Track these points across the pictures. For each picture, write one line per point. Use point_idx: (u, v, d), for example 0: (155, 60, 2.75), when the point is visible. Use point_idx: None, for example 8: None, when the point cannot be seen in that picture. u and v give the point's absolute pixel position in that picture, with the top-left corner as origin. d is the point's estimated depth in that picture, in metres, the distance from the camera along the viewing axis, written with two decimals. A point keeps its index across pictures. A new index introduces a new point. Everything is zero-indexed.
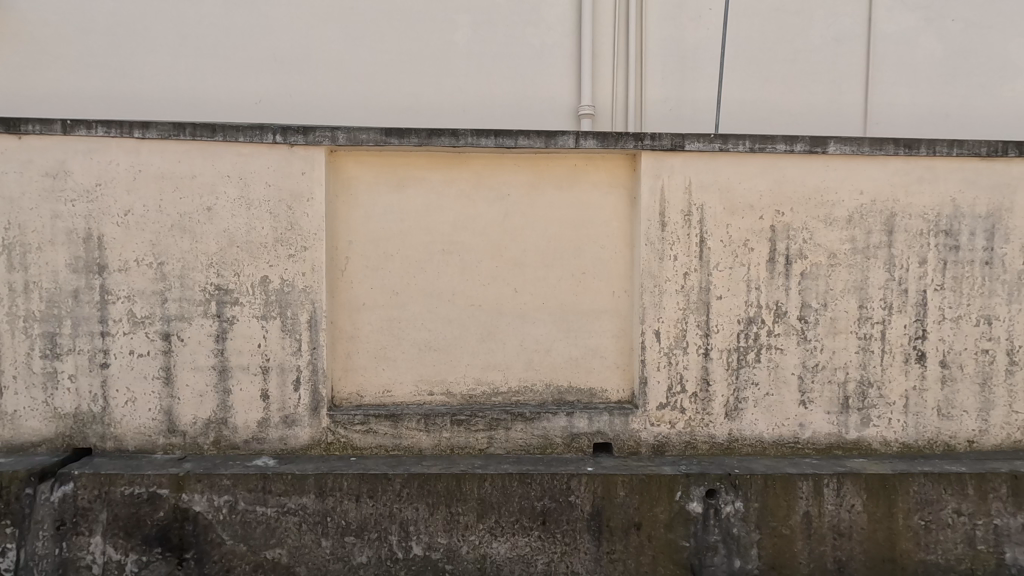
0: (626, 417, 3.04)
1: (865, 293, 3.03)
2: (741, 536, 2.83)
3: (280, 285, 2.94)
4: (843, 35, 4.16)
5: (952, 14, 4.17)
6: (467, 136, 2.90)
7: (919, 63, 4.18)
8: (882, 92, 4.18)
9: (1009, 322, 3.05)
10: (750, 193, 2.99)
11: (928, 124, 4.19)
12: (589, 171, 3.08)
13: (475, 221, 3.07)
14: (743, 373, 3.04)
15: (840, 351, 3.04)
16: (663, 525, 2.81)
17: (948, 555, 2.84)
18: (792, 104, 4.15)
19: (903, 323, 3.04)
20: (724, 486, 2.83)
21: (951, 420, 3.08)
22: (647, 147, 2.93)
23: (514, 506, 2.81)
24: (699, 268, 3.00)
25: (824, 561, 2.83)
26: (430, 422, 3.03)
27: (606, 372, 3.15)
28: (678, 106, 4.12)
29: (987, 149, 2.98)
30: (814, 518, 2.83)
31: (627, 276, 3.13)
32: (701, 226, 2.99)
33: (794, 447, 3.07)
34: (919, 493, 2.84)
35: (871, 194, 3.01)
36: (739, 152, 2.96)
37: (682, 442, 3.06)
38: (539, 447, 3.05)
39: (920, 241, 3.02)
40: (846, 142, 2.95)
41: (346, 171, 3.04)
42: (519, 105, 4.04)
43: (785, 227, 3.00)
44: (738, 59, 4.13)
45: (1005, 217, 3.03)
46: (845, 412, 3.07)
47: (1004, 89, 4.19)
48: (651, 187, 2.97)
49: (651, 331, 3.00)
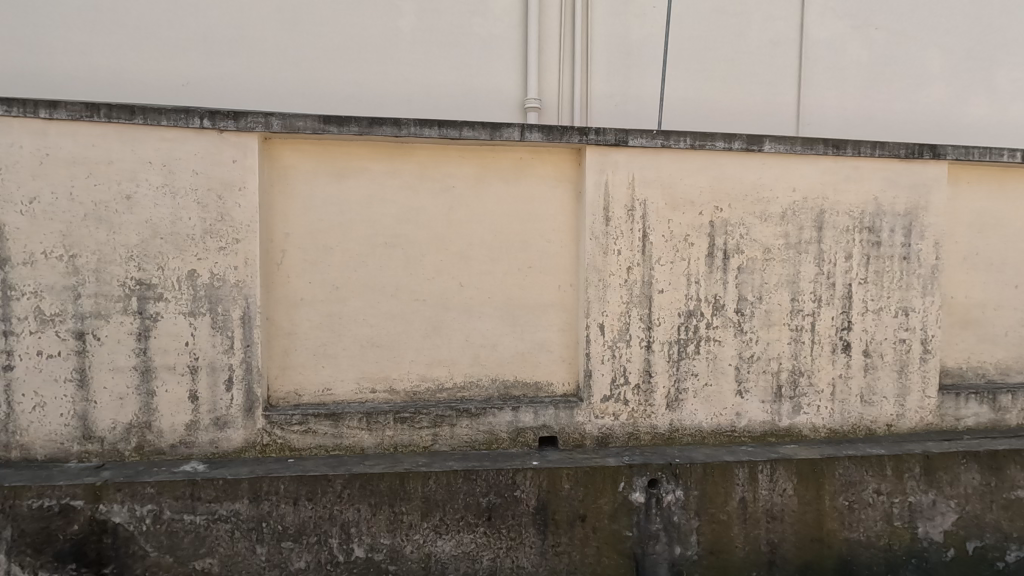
0: (571, 410, 3.06)
1: (797, 286, 3.16)
2: (682, 523, 2.91)
3: (209, 279, 2.77)
4: (778, 38, 4.32)
5: (876, 22, 4.41)
6: (410, 126, 2.81)
7: (847, 67, 4.40)
8: (813, 95, 4.38)
9: (923, 313, 3.27)
10: (691, 189, 3.06)
11: (854, 127, 4.42)
12: (535, 164, 3.06)
13: (420, 214, 2.99)
14: (684, 364, 3.11)
15: (774, 342, 3.17)
16: (607, 516, 2.85)
17: (869, 533, 3.03)
18: (731, 104, 4.29)
19: (830, 314, 3.20)
20: (665, 475, 2.89)
21: (872, 406, 3.28)
22: (592, 142, 2.94)
23: (459, 503, 2.78)
24: (642, 262, 3.04)
25: (759, 544, 2.95)
26: (373, 420, 2.94)
27: (552, 365, 3.15)
28: (623, 101, 4.18)
29: (905, 151, 3.17)
30: (749, 503, 2.94)
31: (572, 270, 3.14)
32: (644, 221, 3.03)
33: (731, 436, 3.19)
34: (844, 475, 3.00)
35: (803, 191, 3.14)
36: (680, 149, 3.02)
37: (625, 433, 3.11)
38: (485, 442, 3.03)
39: (846, 237, 3.18)
40: (780, 141, 3.06)
41: (282, 159, 2.88)
42: (464, 95, 3.98)
43: (723, 222, 3.09)
44: (680, 57, 4.22)
45: (922, 215, 3.24)
46: (778, 400, 3.20)
47: (921, 95, 4.48)
48: (596, 181, 2.98)
49: (596, 325, 3.03)
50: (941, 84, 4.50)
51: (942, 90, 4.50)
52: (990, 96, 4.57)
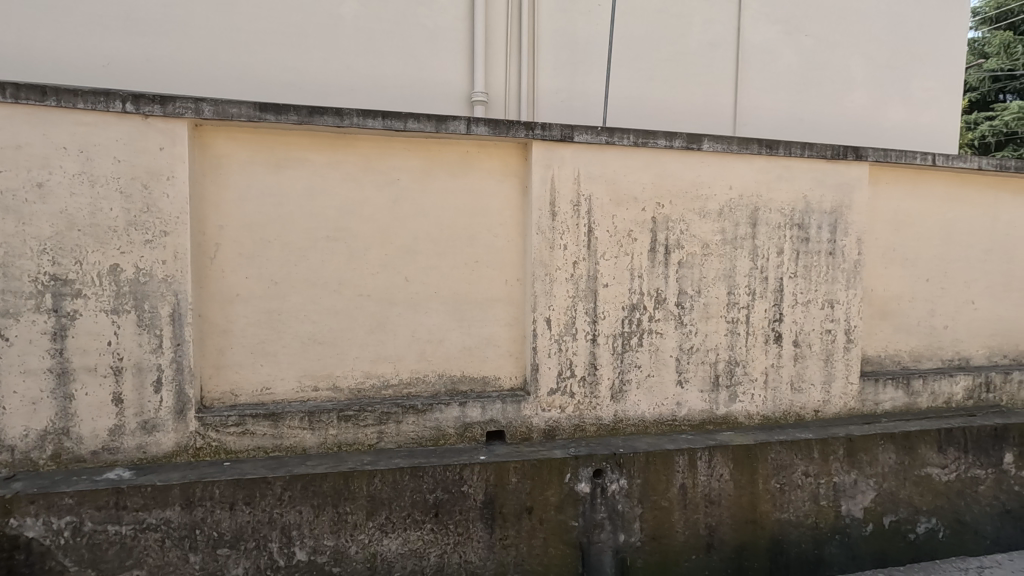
0: (518, 404, 3.08)
1: (733, 280, 3.30)
2: (626, 511, 2.99)
3: (134, 274, 2.60)
4: (717, 40, 4.48)
5: (806, 29, 4.65)
6: (352, 116, 2.72)
7: (780, 71, 4.62)
8: (749, 96, 4.56)
9: (847, 305, 3.49)
10: (635, 185, 3.12)
11: (786, 129, 4.65)
12: (482, 158, 3.03)
13: (363, 207, 2.91)
14: (628, 357, 3.19)
15: (712, 334, 3.30)
16: (554, 507, 2.89)
17: (798, 512, 3.22)
18: (672, 103, 4.42)
19: (764, 307, 3.36)
20: (610, 465, 2.95)
21: (801, 392, 3.47)
22: (538, 137, 2.94)
23: (405, 501, 2.74)
24: (587, 257, 3.09)
25: (698, 528, 3.07)
26: (315, 420, 2.86)
27: (499, 360, 3.16)
28: (569, 98, 4.23)
29: (831, 152, 3.36)
30: (689, 489, 3.06)
31: (519, 265, 3.14)
32: (589, 216, 3.07)
33: (672, 425, 3.30)
34: (776, 459, 3.17)
35: (739, 189, 3.27)
36: (624, 146, 3.07)
37: (571, 425, 3.16)
38: (432, 438, 3.00)
39: (778, 233, 3.34)
40: (718, 140, 3.18)
41: (215, 148, 2.73)
42: (410, 86, 3.92)
43: (664, 218, 3.18)
44: (625, 55, 4.30)
45: (846, 213, 3.44)
46: (715, 389, 3.34)
47: (845, 99, 4.76)
48: (542, 176, 2.99)
49: (542, 319, 3.05)
50: (863, 90, 4.80)
51: (864, 96, 4.80)
52: (905, 103, 4.92)
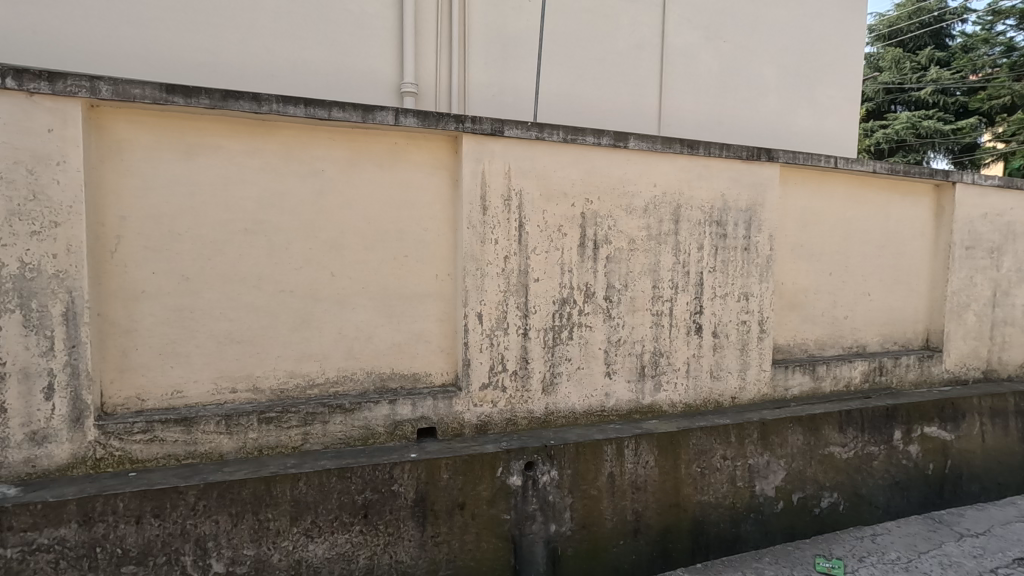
0: (450, 400, 3.06)
1: (658, 275, 3.42)
2: (556, 501, 3.04)
3: (19, 269, 2.33)
4: (643, 42, 4.62)
5: (724, 36, 4.90)
6: (271, 102, 2.58)
7: (701, 74, 4.84)
8: (673, 97, 4.75)
9: (760, 297, 3.72)
10: (564, 181, 3.17)
11: (706, 129, 4.88)
12: (411, 150, 2.96)
13: (284, 199, 2.77)
14: (558, 350, 3.24)
15: (638, 327, 3.41)
16: (486, 501, 2.89)
17: (717, 494, 3.40)
18: (601, 101, 4.53)
19: (686, 299, 3.51)
20: (541, 457, 2.99)
21: (720, 380, 3.66)
22: (468, 131, 2.91)
23: (332, 504, 2.64)
24: (518, 252, 3.10)
25: (626, 514, 3.18)
26: (233, 423, 2.70)
27: (430, 356, 3.12)
28: (500, 92, 4.24)
29: (746, 153, 3.56)
30: (617, 477, 3.15)
31: (450, 260, 3.11)
32: (519, 211, 3.09)
33: (601, 415, 3.38)
34: (697, 445, 3.33)
35: (663, 186, 3.40)
36: (554, 142, 3.11)
37: (503, 419, 3.17)
38: (360, 438, 2.92)
39: (699, 229, 3.50)
40: (644, 139, 3.28)
41: (114, 131, 2.50)
42: (335, 74, 3.80)
43: (593, 214, 3.24)
44: (556, 52, 4.35)
45: (759, 211, 3.66)
46: (642, 379, 3.46)
47: (760, 103, 5.06)
48: (472, 170, 2.96)
49: (474, 314, 3.03)
50: (775, 96, 5.13)
51: (776, 101, 5.13)
52: (812, 109, 5.30)
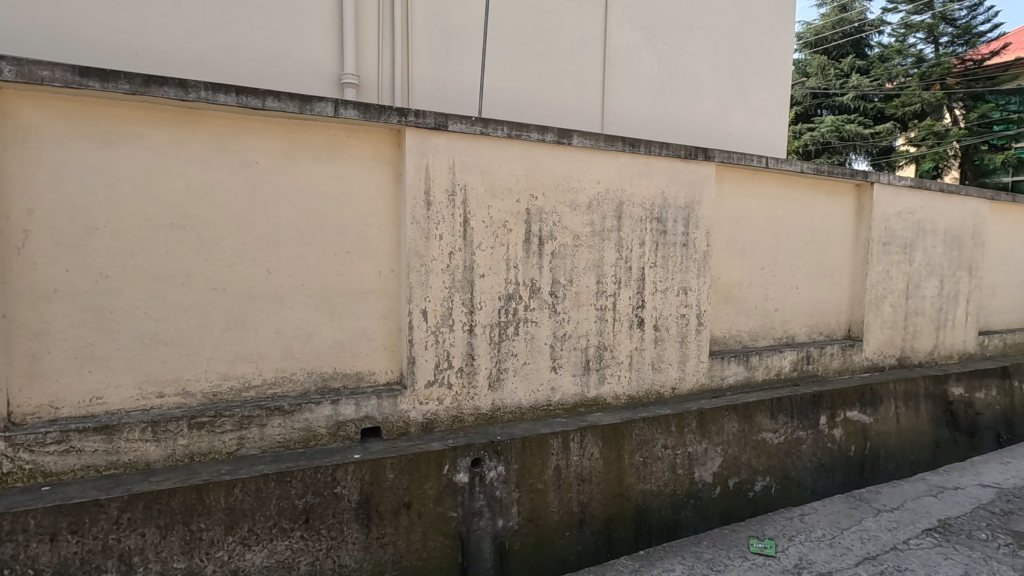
0: (395, 398, 3.00)
1: (601, 270, 3.48)
2: (503, 497, 3.04)
3: None
4: (585, 41, 4.68)
5: (663, 38, 5.04)
6: (199, 89, 2.43)
7: (642, 74, 4.96)
8: (615, 96, 4.85)
9: (698, 291, 3.86)
10: (509, 177, 3.17)
11: (647, 128, 5.02)
12: (352, 143, 2.88)
13: (215, 191, 2.62)
14: (504, 345, 3.24)
15: (582, 322, 3.46)
16: (432, 500, 2.86)
17: (659, 482, 3.51)
18: (545, 98, 4.56)
19: (628, 294, 3.59)
20: (488, 453, 2.99)
21: (661, 372, 3.78)
22: (411, 124, 2.86)
23: (270, 510, 2.54)
24: (463, 248, 3.08)
25: (572, 507, 3.23)
26: (160, 430, 2.55)
27: (373, 354, 3.05)
28: (444, 87, 4.20)
29: (685, 152, 3.67)
30: (562, 470, 3.19)
31: (394, 256, 3.05)
32: (464, 207, 3.06)
33: (547, 409, 3.42)
34: (640, 435, 3.42)
35: (605, 183, 3.46)
36: (498, 137, 3.10)
37: (449, 417, 3.14)
38: (301, 440, 2.82)
39: (640, 225, 3.59)
40: (587, 136, 3.32)
41: (19, 116, 2.28)
42: (270, 63, 3.65)
43: (538, 210, 3.26)
44: (500, 47, 4.34)
45: (697, 208, 3.79)
46: (586, 373, 3.52)
47: (697, 104, 5.25)
48: (416, 165, 2.91)
49: (418, 311, 2.99)
50: (712, 98, 5.33)
51: (712, 102, 5.33)
52: (746, 111, 5.54)
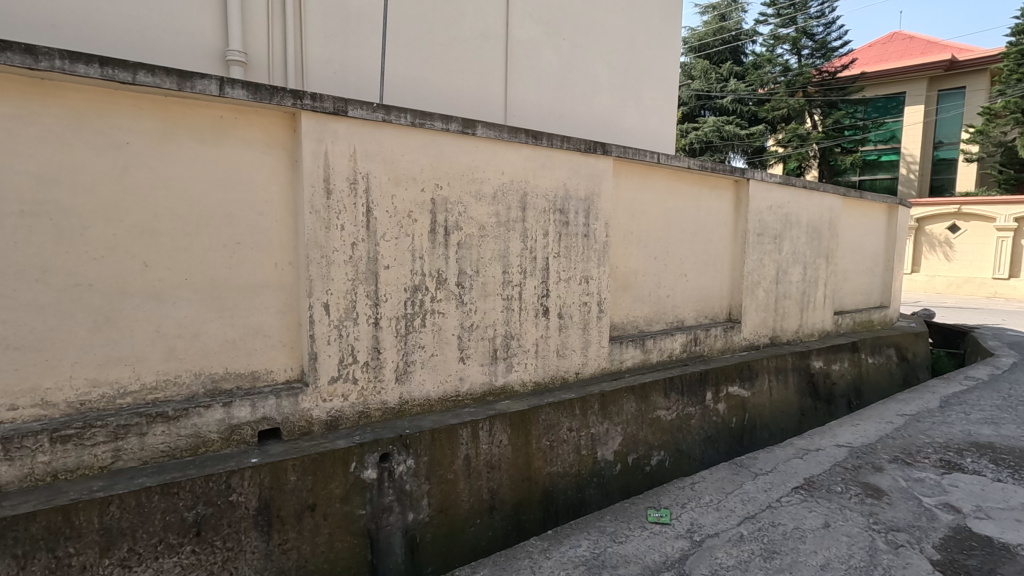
0: (296, 397, 2.86)
1: (507, 260, 3.53)
2: (413, 490, 3.01)
3: None
4: (488, 31, 4.69)
5: (562, 33, 5.19)
6: (55, 57, 2.13)
7: (543, 68, 5.07)
8: (518, 88, 4.92)
9: (598, 280, 4.04)
10: (413, 166, 3.11)
11: (548, 121, 5.15)
12: (241, 125, 2.67)
13: (77, 175, 2.32)
14: (411, 338, 3.19)
15: (489, 312, 3.49)
16: (339, 499, 2.77)
17: (565, 463, 3.66)
18: (448, 87, 4.52)
19: (533, 284, 3.68)
20: (396, 448, 2.94)
21: (566, 358, 3.92)
22: (307, 108, 2.71)
23: (154, 526, 2.32)
24: (366, 238, 2.98)
25: (482, 494, 3.27)
26: (14, 447, 2.23)
27: (271, 352, 2.88)
28: (341, 70, 4.04)
29: (584, 146, 3.81)
30: (472, 458, 3.22)
31: (291, 247, 2.89)
32: (367, 196, 2.96)
33: (455, 400, 3.42)
34: (546, 419, 3.54)
35: (509, 174, 3.50)
36: (401, 125, 3.03)
37: (355, 413, 3.05)
38: (188, 448, 2.60)
39: (543, 216, 3.68)
40: (491, 127, 3.34)
41: None
42: (142, 33, 3.31)
43: (443, 200, 3.24)
44: (402, 32, 4.23)
45: (596, 200, 3.96)
46: (494, 362, 3.56)
47: (594, 99, 5.46)
48: (314, 151, 2.77)
49: (320, 305, 2.86)
50: (608, 94, 5.57)
51: (608, 98, 5.58)
52: (638, 108, 5.86)
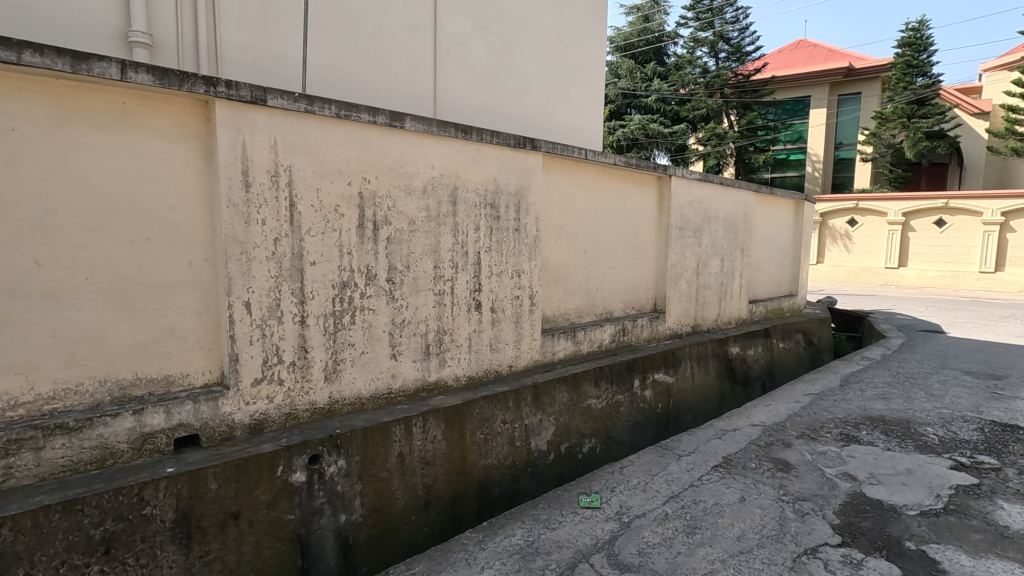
0: (215, 401, 2.72)
1: (438, 255, 3.51)
2: (345, 490, 2.94)
3: None
4: (416, 23, 4.62)
5: (492, 28, 5.19)
6: None
7: (472, 62, 5.05)
8: (447, 82, 4.88)
9: (530, 273, 4.10)
10: (339, 159, 3.02)
11: (478, 116, 5.16)
12: (147, 113, 2.49)
13: None
14: (340, 336, 3.11)
15: (421, 307, 3.46)
16: (265, 505, 2.66)
17: (499, 455, 3.70)
18: (375, 77, 4.42)
19: (465, 278, 3.68)
20: (326, 448, 2.87)
21: (499, 352, 3.96)
22: (222, 96, 2.56)
23: (55, 547, 2.14)
24: (290, 234, 2.87)
25: (417, 490, 3.25)
26: None
27: (187, 355, 2.71)
28: (260, 57, 3.86)
29: (514, 141, 3.85)
30: (406, 455, 3.19)
31: (207, 243, 2.73)
32: (289, 189, 2.85)
33: (387, 397, 3.37)
34: (480, 413, 3.57)
35: (439, 169, 3.48)
36: (325, 116, 2.93)
37: (281, 415, 2.94)
38: (94, 461, 2.41)
39: (474, 211, 3.69)
40: (420, 120, 3.30)
41: None
42: (30, 8, 3.03)
43: (371, 194, 3.17)
44: (325, 19, 4.09)
45: (526, 195, 4.00)
46: (427, 358, 3.54)
47: (524, 95, 5.52)
48: (230, 142, 2.63)
49: (240, 303, 2.72)
50: (537, 90, 5.64)
51: (538, 95, 5.65)
52: (567, 105, 5.97)
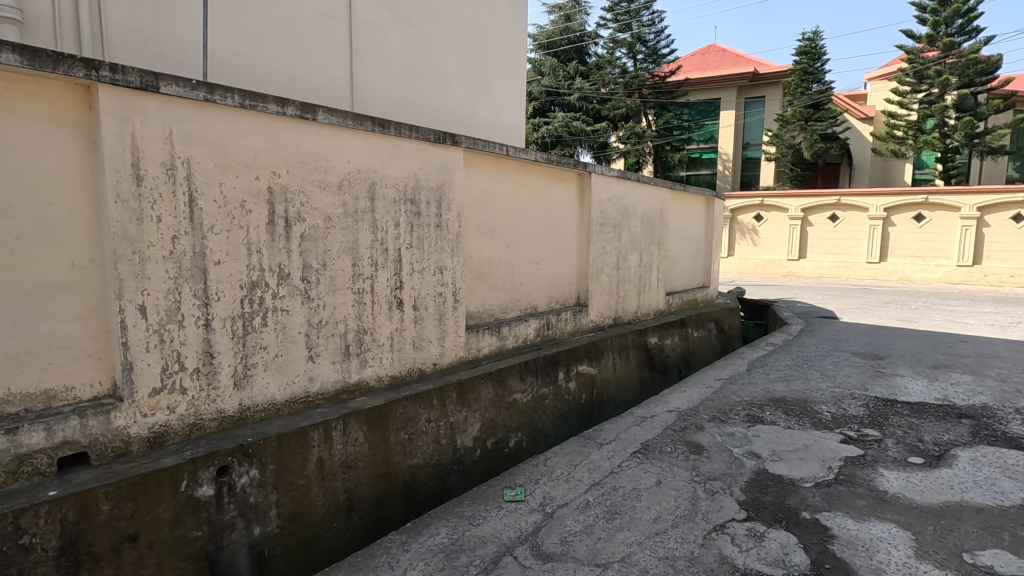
0: (107, 415, 2.49)
1: (356, 253, 3.40)
2: (259, 502, 2.79)
3: None
4: (329, 11, 4.44)
5: (410, 19, 5.08)
6: None
7: (391, 53, 4.93)
8: (364, 73, 4.73)
9: (452, 270, 4.07)
10: (244, 151, 2.84)
11: (398, 109, 5.04)
12: (14, 98, 2.22)
13: None
14: (250, 339, 2.95)
15: (339, 306, 3.34)
16: (168, 524, 2.47)
17: (424, 454, 3.66)
18: (286, 66, 4.21)
19: (386, 276, 3.59)
20: (237, 458, 2.71)
21: (422, 350, 3.90)
22: (107, 80, 2.34)
23: None
24: (190, 231, 2.67)
25: (338, 496, 3.14)
26: None
27: (72, 365, 2.46)
28: (154, 40, 3.57)
29: (433, 136, 3.80)
30: (326, 461, 3.08)
31: (93, 242, 2.48)
32: (188, 183, 2.65)
33: (305, 401, 3.23)
34: (404, 412, 3.51)
35: (356, 163, 3.37)
36: (228, 106, 2.75)
37: (185, 426, 2.74)
38: None
39: (394, 206, 3.60)
40: (333, 113, 3.18)
41: None
42: None
43: (281, 189, 3.01)
44: (228, 2, 3.84)
45: (447, 191, 3.96)
46: (347, 359, 3.42)
47: (444, 89, 5.45)
48: (117, 132, 2.41)
49: (133, 308, 2.51)
50: (458, 85, 5.60)
51: (458, 90, 5.61)
52: (489, 101, 5.97)
